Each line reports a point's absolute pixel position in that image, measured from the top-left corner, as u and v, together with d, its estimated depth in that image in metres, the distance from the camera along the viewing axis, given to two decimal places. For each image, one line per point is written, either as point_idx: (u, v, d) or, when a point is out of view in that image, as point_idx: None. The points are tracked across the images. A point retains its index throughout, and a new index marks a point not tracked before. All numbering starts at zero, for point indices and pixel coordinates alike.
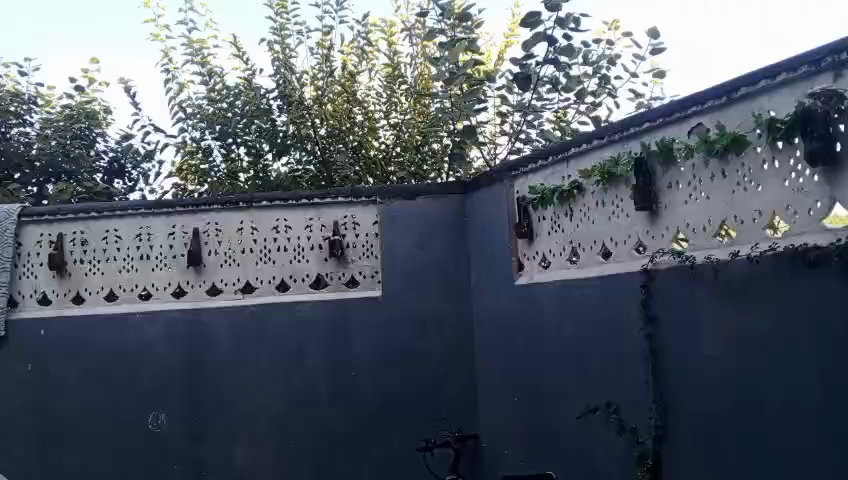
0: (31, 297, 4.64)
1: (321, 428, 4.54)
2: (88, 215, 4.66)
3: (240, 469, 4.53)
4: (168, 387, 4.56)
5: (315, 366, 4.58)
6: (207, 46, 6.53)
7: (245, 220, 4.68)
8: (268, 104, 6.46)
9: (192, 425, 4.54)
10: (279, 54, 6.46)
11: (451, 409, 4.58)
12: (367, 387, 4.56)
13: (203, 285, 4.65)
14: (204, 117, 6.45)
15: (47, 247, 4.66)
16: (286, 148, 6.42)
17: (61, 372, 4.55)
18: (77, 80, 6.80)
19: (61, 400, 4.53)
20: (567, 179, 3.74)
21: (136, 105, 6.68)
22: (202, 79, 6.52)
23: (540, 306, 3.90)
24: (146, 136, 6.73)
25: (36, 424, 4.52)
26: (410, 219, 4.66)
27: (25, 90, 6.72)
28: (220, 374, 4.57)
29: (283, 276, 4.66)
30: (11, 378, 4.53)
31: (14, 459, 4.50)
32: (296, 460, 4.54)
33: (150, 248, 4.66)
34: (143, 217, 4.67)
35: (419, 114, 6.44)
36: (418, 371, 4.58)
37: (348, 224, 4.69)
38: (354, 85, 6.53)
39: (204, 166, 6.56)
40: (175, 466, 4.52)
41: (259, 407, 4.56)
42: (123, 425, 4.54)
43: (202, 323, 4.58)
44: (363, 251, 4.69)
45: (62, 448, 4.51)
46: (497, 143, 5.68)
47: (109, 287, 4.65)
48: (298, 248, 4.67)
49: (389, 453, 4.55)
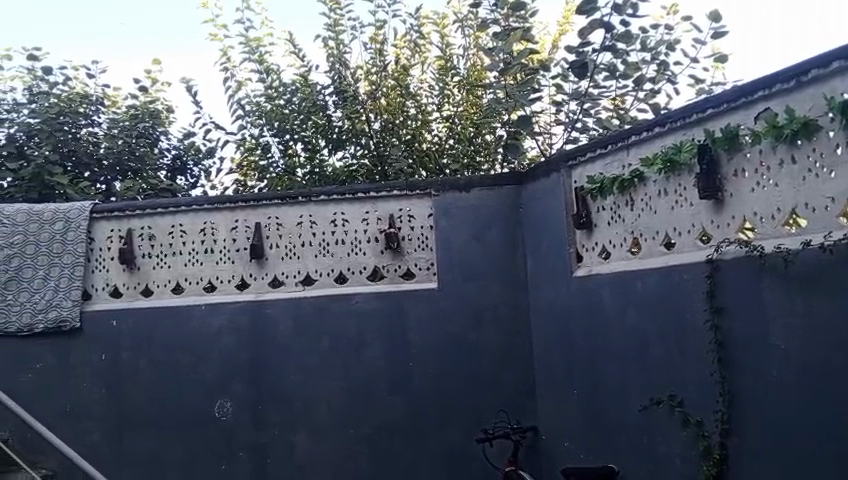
0: (103, 290, 4.85)
1: (381, 419, 4.60)
2: (155, 211, 4.84)
3: (302, 457, 4.63)
4: (232, 377, 4.70)
5: (373, 357, 4.63)
6: (264, 44, 6.71)
7: (304, 214, 4.77)
8: (323, 99, 6.57)
9: (256, 414, 4.66)
10: (334, 50, 6.52)
11: (509, 401, 4.56)
12: (425, 378, 4.59)
13: (265, 278, 4.77)
14: (263, 114, 6.60)
15: (117, 242, 4.86)
16: (342, 142, 6.51)
17: (132, 361, 4.75)
18: (141, 81, 7.17)
19: (133, 389, 4.73)
20: (627, 168, 3.67)
21: (197, 103, 6.88)
22: (260, 77, 6.69)
23: (599, 298, 3.85)
24: (207, 133, 6.93)
25: (109, 411, 4.73)
26: (465, 210, 4.65)
27: (93, 91, 6.94)
28: (282, 365, 4.68)
29: (341, 269, 4.73)
30: (86, 368, 4.74)
31: (90, 444, 4.72)
32: (357, 450, 4.61)
33: (214, 243, 4.81)
34: (207, 212, 4.82)
35: (472, 106, 6.42)
36: (476, 363, 4.59)
37: (403, 217, 4.73)
38: (407, 78, 6.57)
39: (264, 162, 6.67)
40: (240, 454, 4.66)
41: (320, 397, 4.65)
42: (191, 414, 4.70)
43: (264, 315, 4.70)
44: (418, 243, 4.72)
45: (136, 434, 4.71)
46: (552, 133, 5.51)
47: (176, 280, 4.82)
48: (355, 241, 4.73)
49: (448, 445, 4.56)
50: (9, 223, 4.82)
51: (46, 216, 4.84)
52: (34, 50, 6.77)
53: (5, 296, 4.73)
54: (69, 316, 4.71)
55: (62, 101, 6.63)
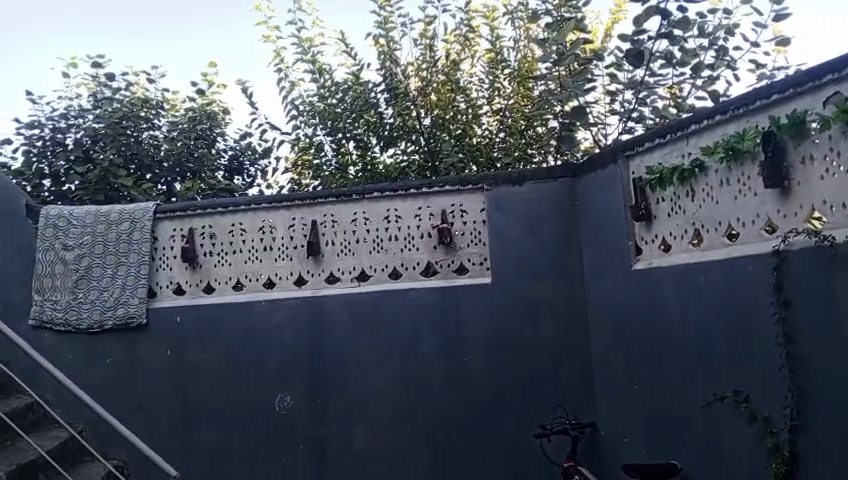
0: (167, 287, 5.01)
1: (437, 414, 4.62)
2: (215, 210, 4.97)
3: (360, 451, 4.69)
4: (291, 372, 4.80)
5: (429, 352, 4.65)
6: (316, 44, 6.79)
7: (358, 211, 4.83)
8: (374, 97, 6.60)
9: (315, 408, 4.75)
10: (384, 48, 6.57)
11: (566, 396, 4.51)
12: (481, 373, 4.59)
13: (322, 274, 4.85)
14: (316, 114, 6.69)
15: (180, 241, 5.01)
16: (393, 139, 6.57)
17: (196, 356, 4.90)
18: (199, 84, 7.37)
19: (197, 383, 4.89)
20: (688, 157, 3.57)
21: (252, 104, 7.03)
22: (313, 77, 6.79)
23: (660, 291, 3.77)
24: (262, 133, 7.07)
25: (175, 404, 4.90)
26: (519, 204, 4.62)
27: (153, 95, 7.17)
28: (339, 359, 4.75)
29: (395, 265, 4.77)
30: (153, 363, 4.93)
31: (158, 436, 4.90)
32: (414, 444, 4.64)
33: (272, 240, 4.92)
34: (264, 211, 4.93)
35: (523, 98, 6.35)
36: (532, 358, 4.55)
37: (456, 212, 4.73)
38: (457, 73, 6.55)
39: (317, 161, 6.77)
40: (300, 446, 4.75)
41: (376, 392, 4.70)
42: (252, 407, 4.82)
43: (321, 311, 4.79)
44: (471, 238, 4.71)
45: (201, 427, 4.87)
46: (607, 123, 5.41)
47: (236, 277, 4.94)
48: (408, 237, 4.75)
49: (505, 440, 4.54)
50: (79, 224, 5.04)
51: (112, 217, 5.04)
52: (97, 57, 7.04)
53: (77, 293, 4.96)
54: (136, 312, 4.90)
55: (124, 105, 6.82)
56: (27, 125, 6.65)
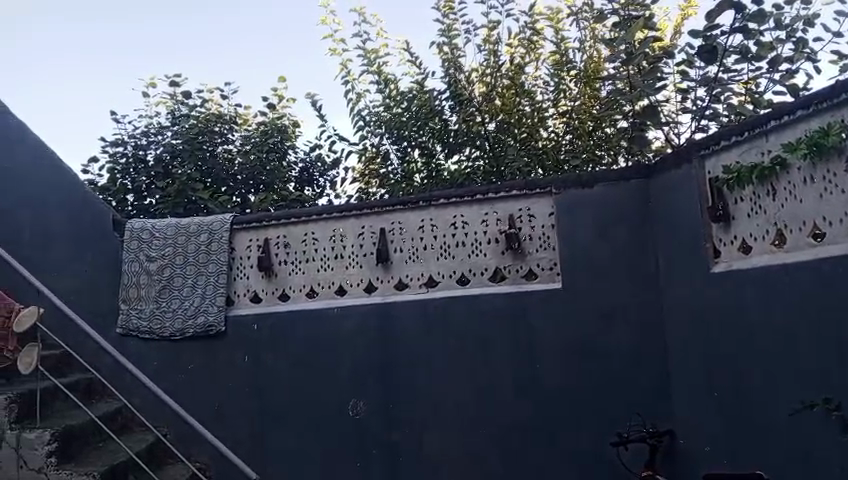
0: (244, 295, 5.19)
1: (509, 421, 4.58)
2: (288, 220, 5.13)
3: (432, 457, 4.70)
4: (363, 377, 4.88)
5: (500, 358, 4.64)
6: (381, 54, 6.91)
7: (425, 218, 4.87)
8: (439, 104, 6.64)
9: (387, 413, 4.81)
10: (448, 55, 6.59)
11: (643, 403, 4.39)
12: (553, 380, 4.52)
13: (391, 281, 4.92)
14: (382, 123, 6.78)
15: (255, 250, 5.19)
16: (458, 146, 6.57)
17: (272, 362, 5.05)
18: (269, 99, 7.62)
19: (274, 388, 5.03)
20: (767, 155, 3.44)
21: (321, 117, 7.21)
22: (378, 87, 6.90)
23: (740, 294, 3.63)
24: (331, 144, 7.24)
25: (252, 409, 5.05)
26: (589, 207, 4.55)
27: (227, 111, 7.44)
28: (410, 365, 4.80)
29: (463, 270, 4.78)
30: (232, 368, 5.10)
31: (237, 440, 5.06)
32: (487, 451, 4.61)
33: (343, 248, 5.03)
34: (335, 220, 5.05)
35: (590, 99, 6.30)
36: (605, 364, 4.45)
37: (524, 217, 4.70)
38: (521, 76, 6.54)
39: (384, 170, 6.86)
40: (373, 451, 4.81)
41: (448, 398, 4.71)
42: (326, 412, 4.93)
43: (392, 317, 4.85)
44: (540, 243, 4.67)
45: (278, 432, 5.00)
46: (678, 122, 5.26)
47: (309, 285, 5.07)
48: (475, 243, 4.76)
49: (580, 447, 4.44)
50: (161, 236, 5.28)
51: (191, 229, 5.26)
52: (175, 77, 7.37)
53: (160, 302, 5.20)
54: (215, 320, 5.09)
55: (200, 122, 7.12)
56: (111, 144, 7.03)
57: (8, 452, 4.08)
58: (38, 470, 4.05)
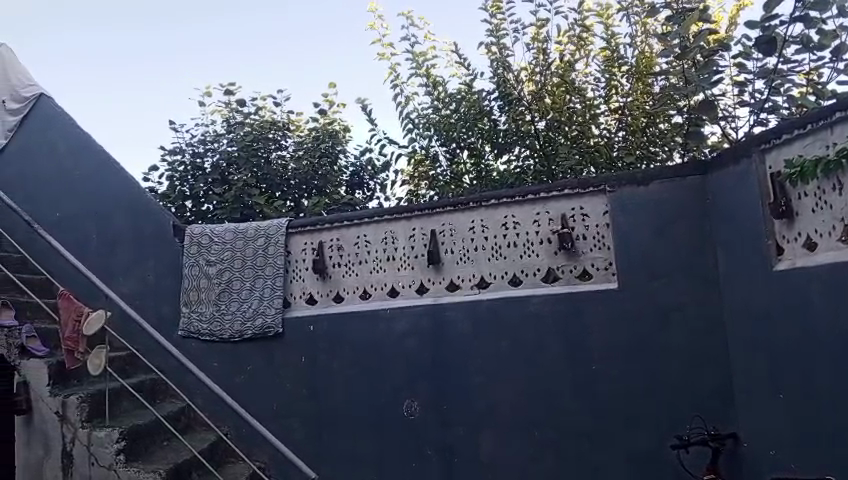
0: (300, 297, 5.30)
1: (565, 423, 4.52)
2: (342, 224, 5.22)
3: (487, 458, 4.69)
4: (417, 378, 4.92)
5: (554, 359, 4.60)
6: (429, 57, 6.94)
7: (476, 219, 4.88)
8: (488, 105, 6.61)
9: (441, 414, 4.83)
10: (496, 55, 6.55)
11: (703, 404, 4.24)
12: (609, 381, 4.45)
13: (443, 282, 4.95)
14: (431, 125, 6.79)
15: (310, 253, 5.30)
16: (508, 146, 6.50)
17: (328, 362, 5.14)
18: (320, 104, 7.78)
19: (330, 388, 5.12)
20: (832, 148, 3.32)
21: (371, 121, 7.29)
22: (427, 90, 6.92)
23: (806, 293, 3.49)
24: (381, 148, 7.31)
25: (309, 409, 5.15)
26: (644, 206, 4.48)
27: (279, 118, 7.61)
28: (464, 366, 4.81)
29: (515, 271, 4.76)
30: (289, 369, 5.22)
31: (295, 439, 5.17)
32: (542, 453, 4.56)
33: (395, 250, 5.09)
34: (387, 222, 5.12)
35: (642, 95, 6.22)
36: (664, 365, 4.34)
37: (577, 216, 4.66)
38: (571, 74, 6.47)
39: (433, 172, 6.88)
40: (429, 452, 4.83)
41: (502, 399, 4.70)
42: (381, 412, 4.98)
43: (445, 318, 4.87)
44: (594, 243, 4.62)
45: (334, 431, 5.08)
46: (736, 116, 5.10)
47: (362, 286, 5.15)
48: (527, 243, 4.73)
49: (638, 450, 4.34)
50: (220, 241, 5.42)
51: (249, 233, 5.40)
52: (229, 86, 7.56)
53: (220, 305, 5.35)
54: (273, 322, 5.22)
55: (254, 129, 7.28)
56: (170, 152, 7.27)
57: (80, 449, 4.28)
58: (108, 467, 4.22)
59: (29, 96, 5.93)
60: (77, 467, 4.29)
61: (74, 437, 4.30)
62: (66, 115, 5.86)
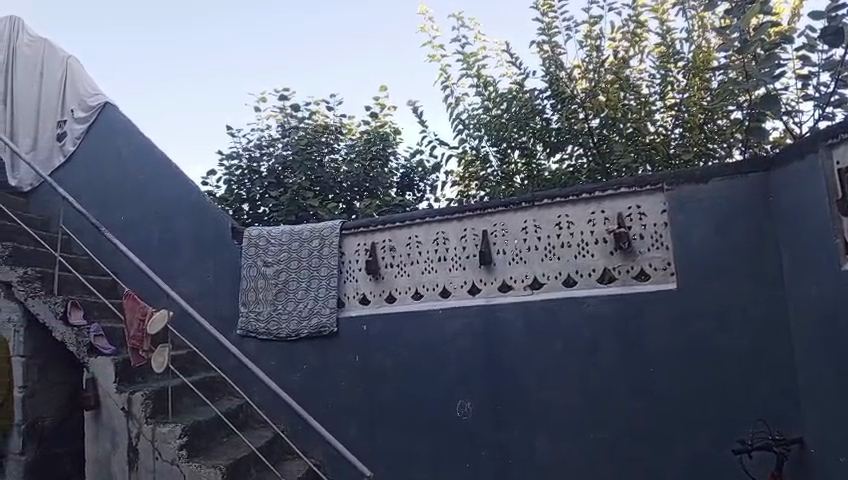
0: (353, 297, 5.37)
1: (621, 425, 4.44)
2: (394, 225, 5.28)
3: (542, 459, 4.64)
4: (471, 378, 4.92)
5: (610, 360, 4.52)
6: (479, 57, 6.93)
7: (529, 219, 4.86)
8: (540, 104, 6.55)
9: (495, 415, 4.81)
10: (548, 54, 6.50)
11: (768, 409, 4.09)
12: (668, 383, 4.34)
13: (495, 282, 4.93)
14: (482, 126, 6.77)
15: (363, 254, 5.38)
16: (561, 145, 6.42)
17: (382, 362, 5.20)
18: (372, 108, 7.88)
19: (384, 387, 5.18)
20: None
21: (422, 123, 7.33)
22: (477, 90, 6.92)
23: None
24: (432, 149, 7.34)
25: (364, 408, 5.22)
26: (702, 204, 4.39)
27: (332, 122, 7.73)
28: (517, 366, 4.78)
29: (569, 271, 4.71)
30: (345, 368, 5.30)
31: (350, 437, 5.24)
32: (598, 456, 4.48)
33: (447, 251, 5.11)
34: (439, 223, 5.15)
35: (700, 91, 6.06)
36: (726, 368, 4.21)
37: (633, 215, 4.57)
38: (626, 71, 6.38)
39: (484, 172, 6.84)
40: (482, 453, 4.82)
41: (556, 400, 4.65)
42: (434, 412, 5.00)
43: (498, 318, 4.87)
44: (652, 242, 4.51)
45: (388, 430, 5.13)
46: (799, 110, 4.91)
47: (414, 287, 5.18)
48: (582, 243, 4.68)
49: (698, 455, 4.22)
50: (276, 242, 5.54)
51: (304, 235, 5.51)
52: (284, 91, 7.72)
53: (277, 305, 5.46)
54: (328, 322, 5.31)
55: (308, 132, 7.43)
56: (228, 157, 7.47)
57: (145, 444, 4.43)
58: (171, 462, 4.35)
59: (96, 104, 6.16)
60: (142, 461, 4.44)
61: (139, 433, 4.45)
62: (130, 121, 6.09)
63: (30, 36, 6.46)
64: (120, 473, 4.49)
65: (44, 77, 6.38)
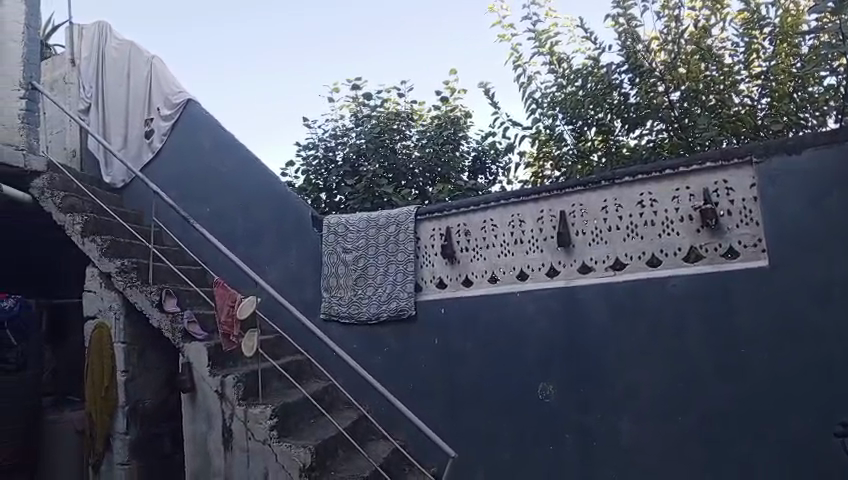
0: (430, 282, 5.44)
1: (711, 408, 4.29)
2: (469, 209, 5.31)
3: (627, 442, 4.56)
4: (551, 360, 4.89)
5: (697, 340, 4.38)
6: (552, 34, 6.80)
7: (608, 198, 4.76)
8: (617, 78, 6.34)
9: (578, 397, 4.76)
10: (624, 26, 6.30)
11: None
12: (760, 363, 4.15)
13: (574, 264, 4.87)
14: (557, 104, 6.66)
15: (438, 238, 5.43)
16: (640, 120, 6.20)
17: (462, 345, 5.25)
18: (442, 92, 7.89)
19: (464, 370, 5.23)
20: None
21: (495, 104, 7.27)
22: (550, 68, 6.82)
23: None
24: (506, 130, 7.26)
25: (446, 390, 5.29)
26: (796, 176, 4.17)
27: (403, 108, 7.78)
28: (599, 348, 4.72)
29: (652, 251, 4.59)
30: (425, 351, 5.39)
31: (432, 418, 5.33)
32: (687, 439, 4.35)
33: (523, 233, 5.08)
34: (514, 206, 5.14)
35: (788, 57, 5.79)
36: (823, 347, 3.97)
37: (720, 190, 4.40)
38: (707, 40, 6.12)
39: (559, 152, 6.72)
40: (566, 435, 4.78)
41: (640, 383, 4.55)
42: (515, 394, 5.00)
43: (578, 300, 4.81)
44: (740, 218, 4.33)
45: (470, 412, 5.17)
46: None
47: (491, 270, 5.20)
48: (666, 221, 4.54)
49: (795, 439, 4.00)
50: (354, 229, 5.64)
51: (380, 222, 5.59)
52: (356, 80, 7.83)
53: (357, 290, 5.58)
54: (406, 305, 5.41)
55: (381, 120, 7.53)
56: (304, 147, 7.66)
57: (238, 424, 4.63)
58: (263, 442, 4.53)
59: (179, 102, 6.43)
60: (236, 440, 4.65)
61: (232, 414, 4.66)
62: (212, 117, 6.32)
63: (117, 40, 6.80)
64: (216, 453, 4.72)
65: (130, 77, 6.72)
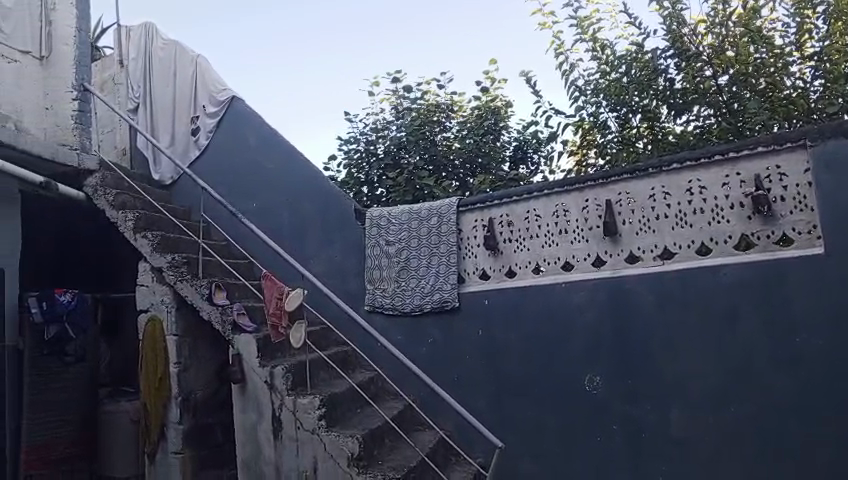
0: (474, 273, 5.45)
1: (764, 399, 4.18)
2: (511, 199, 5.29)
3: (677, 433, 4.49)
4: (598, 351, 4.84)
5: (749, 330, 4.28)
6: (593, 21, 6.69)
7: (655, 186, 4.69)
8: (662, 63, 6.25)
9: (626, 388, 4.70)
10: (669, 10, 6.17)
11: None
12: (816, 354, 4.02)
13: (621, 254, 4.81)
14: (600, 90, 6.50)
15: (481, 230, 5.43)
16: (687, 106, 6.07)
17: (507, 336, 5.25)
18: (482, 83, 7.86)
19: (510, 361, 5.22)
20: None
21: (536, 93, 7.20)
22: (592, 55, 6.73)
23: None
24: (548, 119, 7.19)
25: (491, 381, 5.30)
26: None
27: (443, 100, 7.78)
28: (647, 339, 4.65)
29: (702, 240, 4.49)
30: (470, 342, 5.40)
31: (478, 409, 5.35)
32: (739, 431, 4.26)
33: (567, 223, 5.03)
34: (558, 195, 5.09)
35: (842, 37, 5.63)
36: None
37: (772, 176, 4.27)
38: (756, 21, 5.95)
39: (602, 140, 6.62)
40: (614, 427, 4.73)
41: (690, 374, 4.47)
42: (561, 385, 4.97)
43: (624, 290, 4.75)
44: (794, 204, 4.20)
45: (516, 403, 5.17)
46: None
47: (535, 261, 5.17)
48: (716, 209, 4.44)
49: None
50: (397, 221, 5.68)
51: (422, 214, 5.61)
52: (395, 74, 7.86)
53: (400, 282, 5.62)
54: (449, 297, 5.42)
55: (421, 113, 7.55)
56: (346, 141, 7.72)
57: (287, 414, 4.71)
58: (311, 432, 4.60)
59: (223, 99, 6.54)
60: (284, 430, 4.73)
61: (281, 405, 4.75)
62: (256, 113, 6.42)
63: (162, 40, 6.96)
64: (266, 442, 4.82)
65: (176, 76, 6.86)
